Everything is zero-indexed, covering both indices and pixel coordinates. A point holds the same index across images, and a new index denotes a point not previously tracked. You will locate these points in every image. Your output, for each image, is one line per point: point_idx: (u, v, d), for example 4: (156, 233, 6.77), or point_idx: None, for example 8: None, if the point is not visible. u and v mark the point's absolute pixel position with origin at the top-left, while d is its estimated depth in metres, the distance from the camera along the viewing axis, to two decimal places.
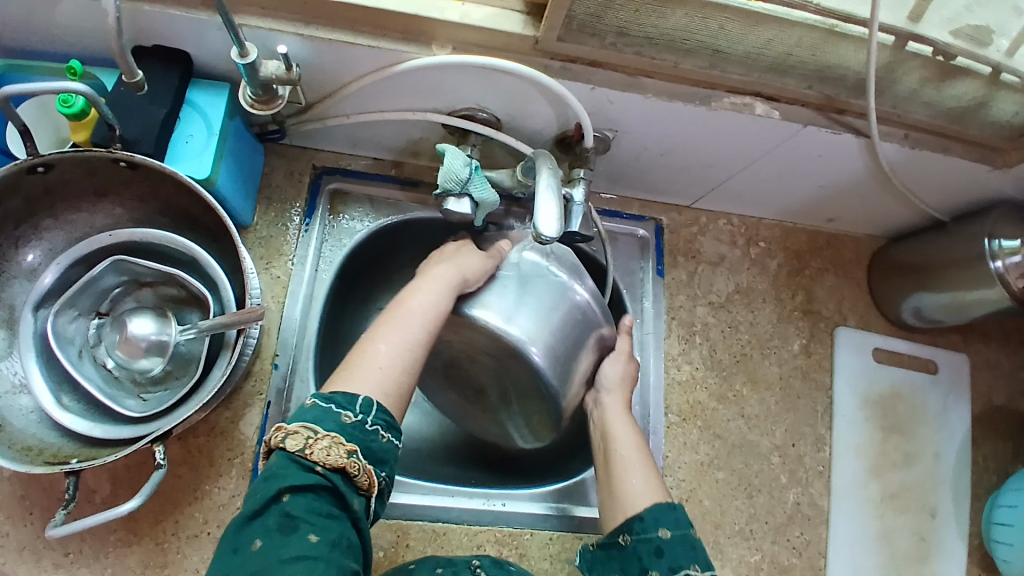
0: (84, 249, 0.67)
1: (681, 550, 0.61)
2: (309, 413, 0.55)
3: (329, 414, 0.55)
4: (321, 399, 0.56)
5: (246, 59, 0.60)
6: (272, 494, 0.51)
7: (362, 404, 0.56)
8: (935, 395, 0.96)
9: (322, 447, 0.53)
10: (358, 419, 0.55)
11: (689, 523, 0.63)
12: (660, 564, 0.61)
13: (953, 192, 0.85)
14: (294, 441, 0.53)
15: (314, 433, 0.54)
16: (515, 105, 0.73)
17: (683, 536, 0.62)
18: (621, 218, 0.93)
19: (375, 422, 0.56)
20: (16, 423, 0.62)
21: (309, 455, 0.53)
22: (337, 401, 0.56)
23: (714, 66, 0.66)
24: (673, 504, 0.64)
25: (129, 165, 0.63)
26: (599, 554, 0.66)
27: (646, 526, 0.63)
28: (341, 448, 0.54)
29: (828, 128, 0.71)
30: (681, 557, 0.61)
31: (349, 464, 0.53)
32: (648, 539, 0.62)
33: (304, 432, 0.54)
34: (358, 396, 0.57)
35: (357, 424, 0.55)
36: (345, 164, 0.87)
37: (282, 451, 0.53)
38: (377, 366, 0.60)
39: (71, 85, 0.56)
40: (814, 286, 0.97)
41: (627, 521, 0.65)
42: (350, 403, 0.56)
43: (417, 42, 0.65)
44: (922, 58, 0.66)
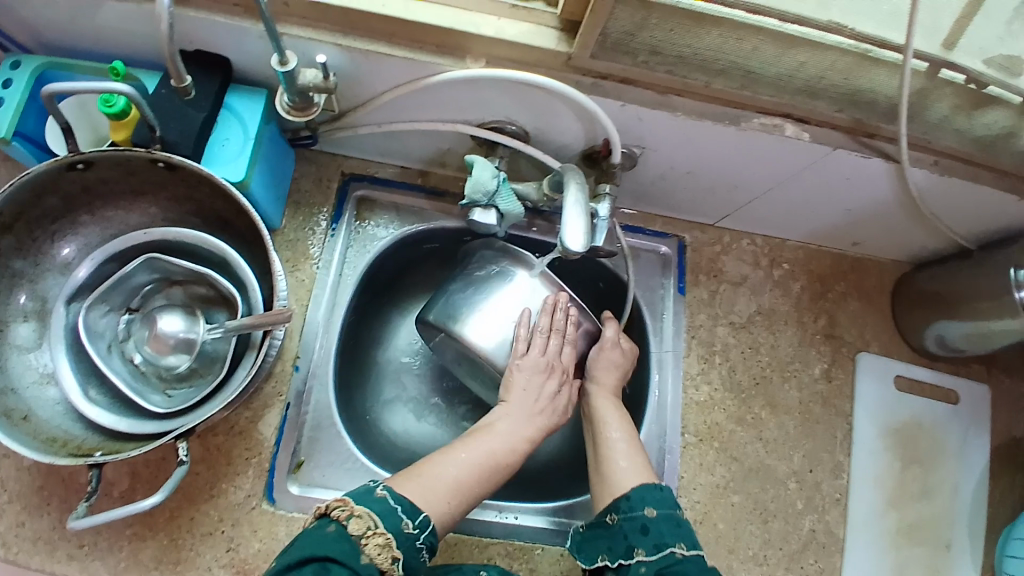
0: (118, 246, 0.68)
1: (666, 527, 0.67)
2: (377, 503, 0.59)
3: (394, 514, 0.59)
4: (392, 496, 0.60)
5: (286, 67, 0.62)
6: (320, 558, 0.53)
7: (423, 521, 0.60)
8: (956, 425, 0.95)
9: (377, 544, 0.56)
10: (414, 532, 0.59)
11: (674, 504, 0.69)
12: (646, 541, 0.66)
13: (981, 221, 0.84)
14: (358, 524, 0.56)
15: (377, 527, 0.57)
16: (544, 119, 0.73)
17: (670, 515, 0.68)
18: (644, 234, 0.93)
19: (425, 541, 0.60)
20: (42, 414, 0.63)
21: (365, 544, 0.56)
22: (405, 508, 0.59)
23: (745, 87, 0.67)
24: (659, 485, 0.70)
25: (167, 166, 0.65)
26: (587, 533, 0.70)
27: (634, 505, 0.68)
28: (390, 554, 0.57)
29: (857, 152, 0.71)
30: (666, 535, 0.66)
31: (389, 571, 0.56)
32: (636, 519, 0.67)
33: (368, 521, 0.57)
34: (422, 511, 0.60)
35: (412, 536, 0.59)
36: (373, 171, 0.88)
37: (341, 527, 0.56)
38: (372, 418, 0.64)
39: (116, 86, 0.57)
40: (837, 311, 0.96)
41: (615, 501, 0.69)
42: (414, 514, 0.60)
43: (452, 56, 0.66)
44: (955, 86, 0.65)
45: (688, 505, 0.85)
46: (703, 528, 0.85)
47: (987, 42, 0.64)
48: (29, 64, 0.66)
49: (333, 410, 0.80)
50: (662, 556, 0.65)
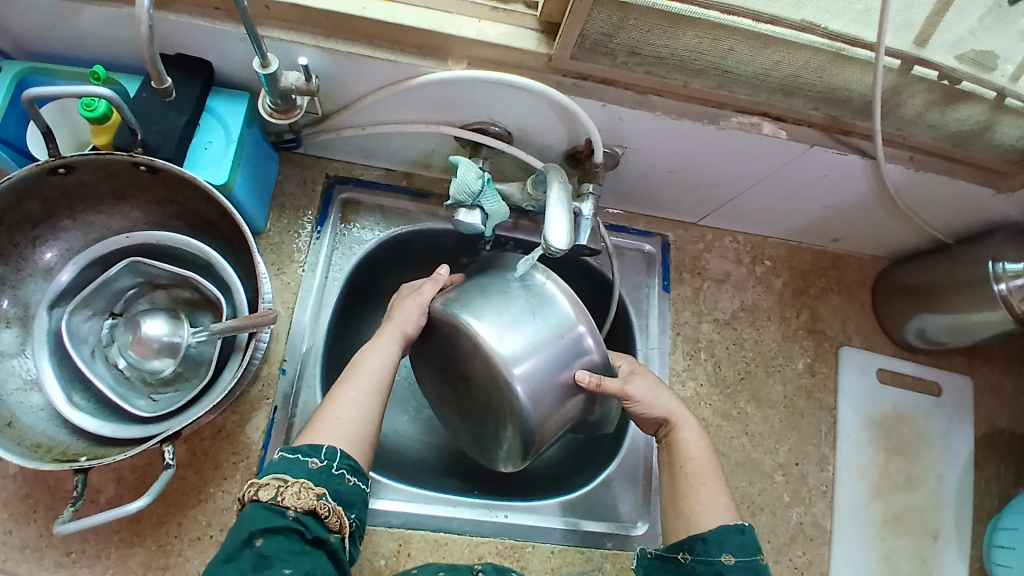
0: (100, 250, 0.68)
1: (741, 573, 0.63)
2: (277, 465, 0.60)
3: (296, 463, 0.59)
4: (288, 451, 0.60)
5: (268, 70, 0.62)
6: (245, 539, 0.55)
7: (327, 452, 0.60)
8: (938, 417, 0.96)
9: (293, 493, 0.57)
10: (323, 464, 0.60)
11: (754, 548, 0.65)
12: None
13: (956, 215, 0.86)
14: (266, 491, 0.57)
15: (284, 481, 0.58)
16: (526, 120, 0.74)
17: (748, 560, 0.64)
18: (628, 233, 0.94)
19: (340, 466, 0.60)
20: (26, 420, 0.62)
21: (280, 501, 0.57)
22: (302, 451, 0.60)
23: (723, 86, 0.68)
24: (741, 525, 0.66)
25: (149, 170, 0.65)
26: (653, 564, 0.67)
27: (710, 548, 0.64)
28: (310, 491, 0.58)
29: (835, 149, 0.72)
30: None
31: (319, 505, 0.57)
32: (711, 565, 0.63)
33: (273, 483, 0.58)
34: (322, 443, 0.61)
35: (323, 469, 0.60)
36: (357, 174, 0.88)
37: (255, 503, 0.57)
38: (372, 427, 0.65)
39: (96, 90, 0.57)
40: (819, 306, 0.97)
41: (689, 539, 0.66)
42: (315, 451, 0.60)
43: (434, 57, 0.66)
44: (927, 82, 0.67)
45: None
46: None
47: (961, 37, 0.64)
48: (10, 70, 0.67)
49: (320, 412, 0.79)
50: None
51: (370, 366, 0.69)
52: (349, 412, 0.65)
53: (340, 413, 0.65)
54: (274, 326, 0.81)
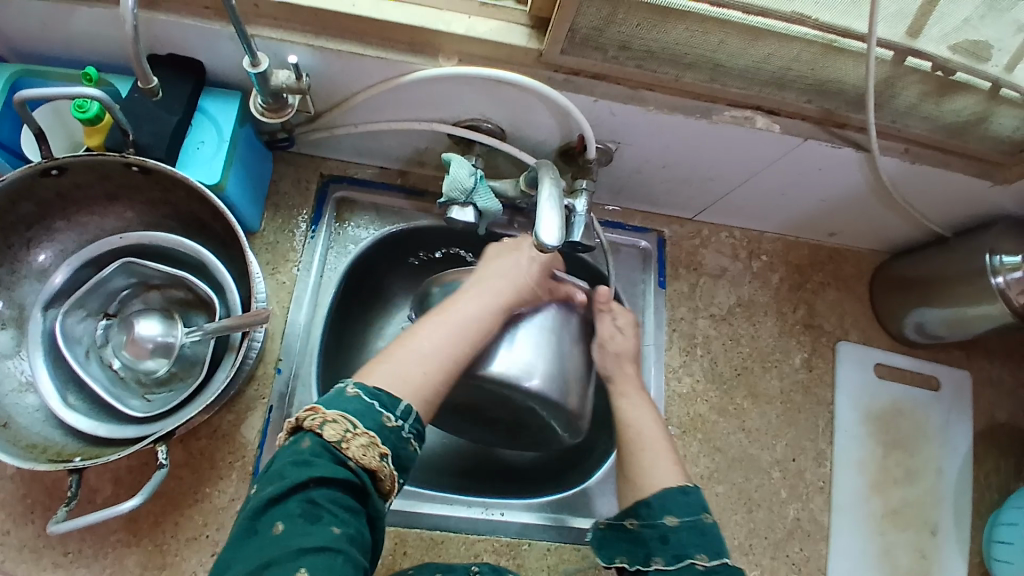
0: (93, 251, 0.68)
1: (688, 536, 0.62)
2: (350, 404, 0.56)
3: (370, 411, 0.56)
4: (365, 393, 0.57)
5: (258, 68, 0.62)
6: (303, 481, 0.51)
7: (403, 411, 0.57)
8: (937, 411, 0.96)
9: (359, 444, 0.54)
10: (397, 424, 0.56)
11: (701, 508, 0.64)
12: (665, 551, 0.62)
13: (952, 208, 0.85)
14: (332, 430, 0.53)
15: (353, 428, 0.54)
16: (518, 116, 0.74)
17: (699, 525, 0.63)
18: (623, 229, 0.94)
19: (409, 430, 0.57)
20: (21, 421, 0.62)
21: (344, 448, 0.53)
22: (381, 401, 0.57)
23: (715, 80, 0.68)
24: (689, 490, 0.65)
25: (143, 170, 0.65)
26: (607, 533, 0.67)
27: (654, 512, 0.64)
28: (376, 449, 0.54)
29: (828, 142, 0.72)
30: (687, 545, 0.62)
31: (380, 466, 0.54)
32: (657, 527, 0.63)
33: (343, 424, 0.54)
34: (400, 400, 0.58)
35: (395, 428, 0.56)
36: (352, 173, 0.88)
37: (318, 437, 0.53)
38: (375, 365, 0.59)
39: (85, 91, 0.57)
40: (816, 300, 0.97)
41: (635, 505, 0.65)
42: (392, 405, 0.57)
43: (424, 54, 0.66)
44: (921, 73, 0.67)
45: None
46: None
47: (955, 26, 0.64)
48: (3, 70, 0.67)
49: None
50: (683, 567, 0.61)
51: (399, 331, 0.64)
52: None
53: (409, 352, 0.62)
54: (269, 326, 0.81)
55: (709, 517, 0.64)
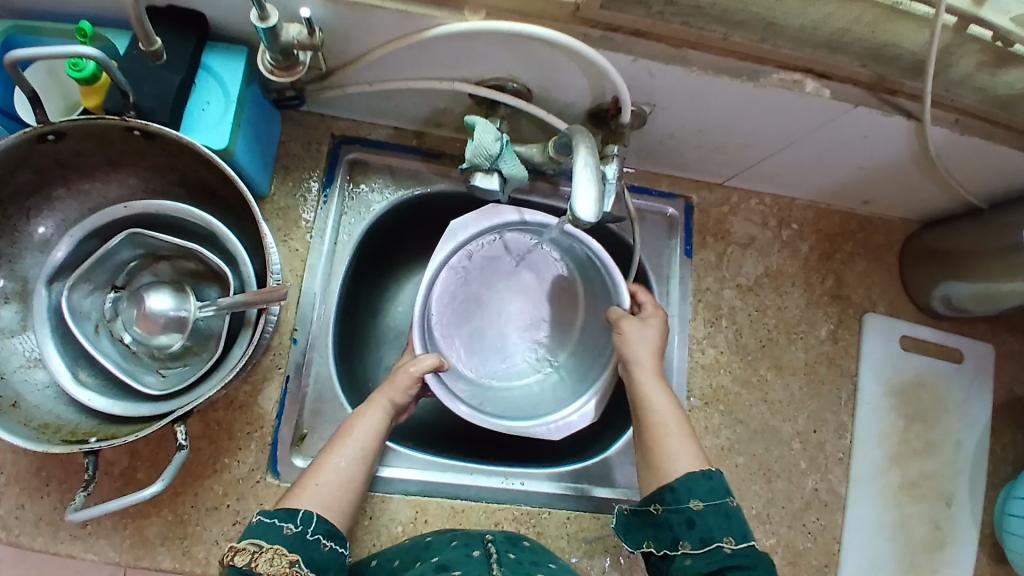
0: (98, 221, 0.63)
1: (715, 521, 0.63)
2: (253, 530, 0.59)
3: (272, 527, 0.58)
4: (265, 514, 0.60)
5: (267, 23, 0.57)
6: None
7: (302, 517, 0.60)
8: (959, 384, 0.95)
9: (266, 558, 0.56)
10: (298, 529, 0.59)
11: (724, 492, 0.64)
12: (691, 535, 0.63)
13: (997, 180, 0.81)
14: (240, 556, 0.56)
15: (258, 547, 0.57)
16: (548, 76, 0.69)
17: (725, 509, 0.63)
18: (651, 195, 0.90)
19: (316, 532, 0.59)
20: (32, 400, 0.60)
21: (252, 566, 0.55)
22: (279, 516, 0.59)
23: (766, 40, 0.62)
24: (711, 474, 0.65)
25: (144, 134, 0.60)
26: (632, 518, 0.68)
27: (679, 496, 0.64)
28: (284, 558, 0.57)
29: (879, 110, 0.67)
30: (714, 528, 0.62)
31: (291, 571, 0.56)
32: (683, 511, 0.63)
33: (249, 548, 0.57)
34: (298, 509, 0.60)
35: (298, 534, 0.58)
36: (365, 133, 0.83)
37: (229, 568, 0.55)
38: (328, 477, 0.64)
39: (81, 49, 0.52)
40: (845, 271, 0.94)
41: (659, 491, 0.65)
42: (291, 516, 0.59)
43: (449, 7, 0.60)
44: (982, 43, 0.63)
45: None
46: None
47: None
48: None
49: (333, 381, 0.79)
50: (711, 551, 0.62)
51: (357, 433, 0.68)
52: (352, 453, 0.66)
53: (329, 475, 0.64)
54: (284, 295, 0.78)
55: (734, 503, 0.64)
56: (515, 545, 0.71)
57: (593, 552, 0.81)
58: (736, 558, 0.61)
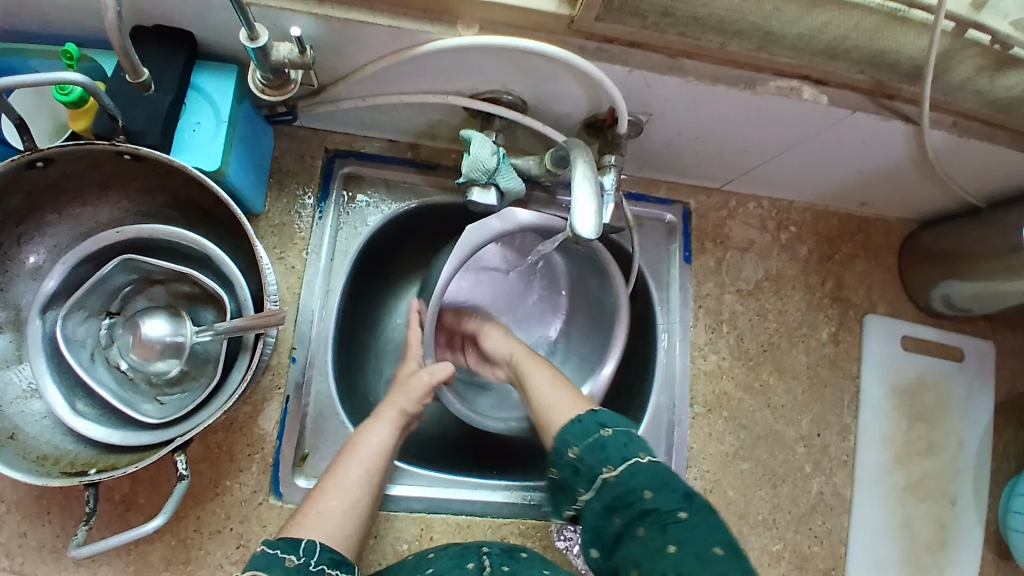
0: (90, 247, 0.62)
1: (591, 457, 0.61)
2: (254, 563, 0.57)
3: (273, 560, 0.56)
4: (269, 545, 0.58)
5: (256, 43, 0.56)
6: None
7: (305, 548, 0.58)
8: (961, 382, 0.94)
9: None
10: (300, 561, 0.57)
11: (597, 426, 0.63)
12: (582, 482, 0.62)
13: (995, 181, 0.81)
14: None
15: None
16: (543, 87, 0.68)
17: (602, 441, 0.62)
18: (649, 201, 0.89)
19: (318, 563, 0.58)
20: (29, 431, 0.59)
21: None
22: (282, 547, 0.58)
23: (763, 49, 0.61)
24: (556, 440, 0.64)
25: (134, 158, 0.59)
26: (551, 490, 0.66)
27: (560, 452, 0.63)
28: None
29: (877, 115, 0.67)
30: (596, 465, 0.61)
31: None
32: (566, 465, 0.63)
33: None
34: (299, 540, 0.59)
35: (301, 566, 0.57)
36: (359, 146, 0.82)
37: None
38: (337, 504, 0.63)
39: (67, 76, 0.51)
40: (845, 272, 0.94)
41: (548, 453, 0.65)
42: (292, 548, 0.58)
43: (442, 22, 0.60)
44: (980, 46, 0.62)
45: (699, 474, 0.85)
46: (713, 496, 0.85)
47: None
48: None
49: (334, 399, 0.78)
50: (601, 488, 0.61)
51: (369, 447, 0.68)
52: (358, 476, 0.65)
53: (334, 503, 0.64)
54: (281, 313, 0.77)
55: (609, 430, 0.62)
56: (511, 557, 0.68)
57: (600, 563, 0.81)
58: (638, 487, 0.59)
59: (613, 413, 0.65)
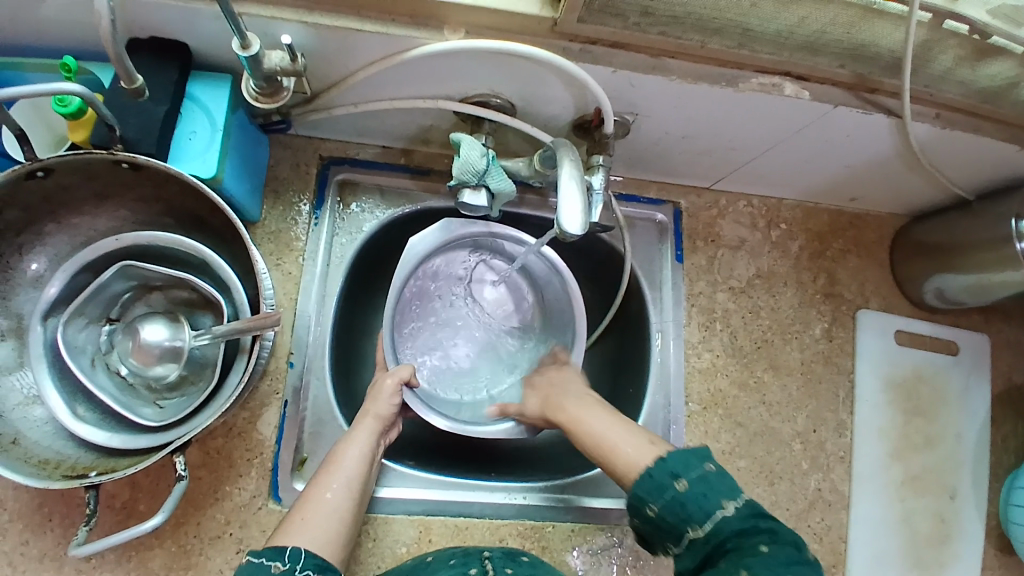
0: (88, 256, 0.63)
1: (676, 515, 0.56)
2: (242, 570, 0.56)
3: (260, 568, 0.55)
4: (258, 554, 0.57)
5: (248, 52, 0.57)
6: None
7: (290, 555, 0.57)
8: (956, 376, 0.95)
9: None
10: (287, 568, 0.56)
11: (671, 475, 0.58)
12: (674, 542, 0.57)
13: (983, 172, 0.82)
14: None
15: None
16: (530, 90, 0.69)
17: (678, 496, 0.56)
18: (639, 202, 0.90)
19: (306, 567, 0.57)
20: (31, 436, 0.60)
21: None
22: (267, 555, 0.57)
23: (743, 46, 0.63)
24: (630, 498, 0.59)
25: (132, 167, 0.60)
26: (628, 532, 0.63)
27: (637, 506, 0.59)
28: None
29: (859, 109, 0.68)
30: (677, 523, 0.56)
31: None
32: (647, 522, 0.58)
33: None
34: (285, 546, 0.58)
35: (287, 571, 0.56)
36: (353, 153, 0.83)
37: None
38: (322, 512, 0.63)
39: (64, 86, 0.52)
40: (836, 268, 0.94)
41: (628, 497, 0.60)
42: (279, 554, 0.57)
43: (428, 28, 0.61)
44: (959, 37, 0.63)
45: None
46: None
47: None
48: None
49: (332, 404, 0.79)
50: (692, 547, 0.56)
51: (348, 459, 0.68)
52: (343, 480, 0.66)
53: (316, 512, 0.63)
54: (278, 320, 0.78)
55: (682, 482, 0.57)
56: (513, 560, 0.69)
57: (599, 564, 0.81)
58: (727, 539, 0.54)
59: (678, 454, 0.59)
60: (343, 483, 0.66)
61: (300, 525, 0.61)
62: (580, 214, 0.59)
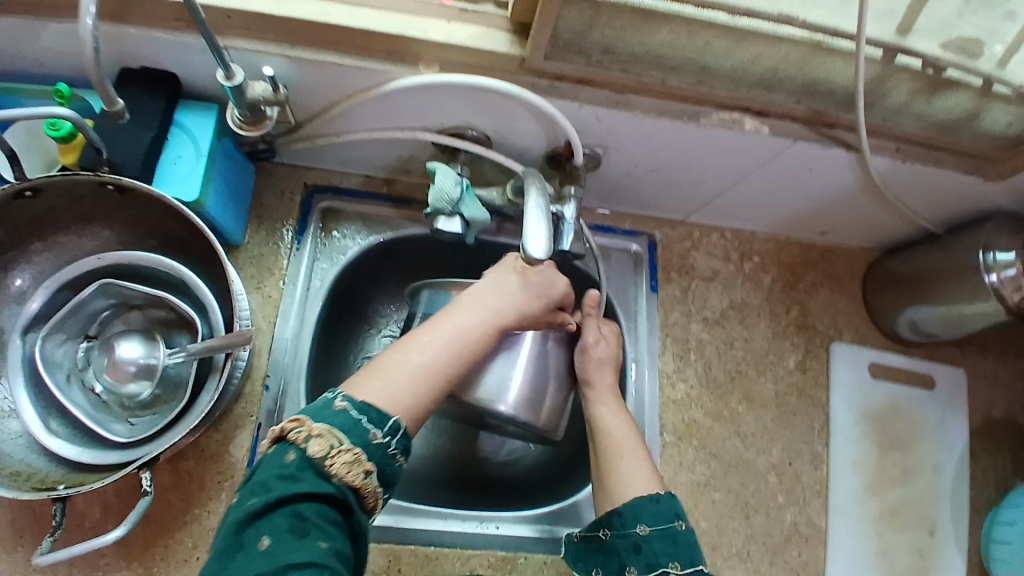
0: (70, 274, 0.66)
1: (659, 545, 0.64)
2: (336, 417, 0.53)
3: (358, 426, 0.53)
4: (353, 407, 0.54)
5: (233, 82, 0.61)
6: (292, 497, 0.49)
7: (392, 427, 0.55)
8: (932, 409, 0.95)
9: (343, 462, 0.51)
10: (384, 440, 0.54)
11: (672, 516, 0.65)
12: (637, 560, 0.64)
13: (948, 205, 0.84)
14: (318, 446, 0.51)
15: (339, 442, 0.52)
16: (502, 123, 0.73)
17: (673, 532, 0.64)
18: (613, 232, 0.93)
19: (397, 446, 0.55)
20: (4, 449, 0.61)
21: (329, 465, 0.51)
22: (370, 416, 0.55)
23: (701, 82, 0.66)
24: (626, 507, 0.66)
25: (117, 189, 0.63)
26: (582, 544, 0.69)
27: (626, 521, 0.65)
28: (360, 466, 0.52)
29: (817, 143, 0.71)
30: (659, 553, 0.63)
31: (363, 486, 0.53)
32: (628, 537, 0.65)
33: (330, 439, 0.52)
34: (388, 414, 0.56)
35: (382, 445, 0.54)
36: (336, 182, 0.87)
37: (304, 456, 0.51)
38: (409, 373, 0.60)
39: (59, 111, 0.56)
40: (809, 301, 0.96)
41: (607, 515, 0.67)
42: (381, 422, 0.55)
43: (404, 63, 0.65)
44: (912, 71, 0.64)
45: None
46: None
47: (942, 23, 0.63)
48: None
49: None
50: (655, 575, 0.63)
51: (453, 324, 0.65)
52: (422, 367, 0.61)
53: (397, 371, 0.59)
54: (256, 342, 0.79)
55: (683, 524, 0.65)
56: None
57: None
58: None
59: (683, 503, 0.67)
60: (433, 351, 0.62)
61: (381, 378, 0.59)
62: (543, 236, 0.62)
